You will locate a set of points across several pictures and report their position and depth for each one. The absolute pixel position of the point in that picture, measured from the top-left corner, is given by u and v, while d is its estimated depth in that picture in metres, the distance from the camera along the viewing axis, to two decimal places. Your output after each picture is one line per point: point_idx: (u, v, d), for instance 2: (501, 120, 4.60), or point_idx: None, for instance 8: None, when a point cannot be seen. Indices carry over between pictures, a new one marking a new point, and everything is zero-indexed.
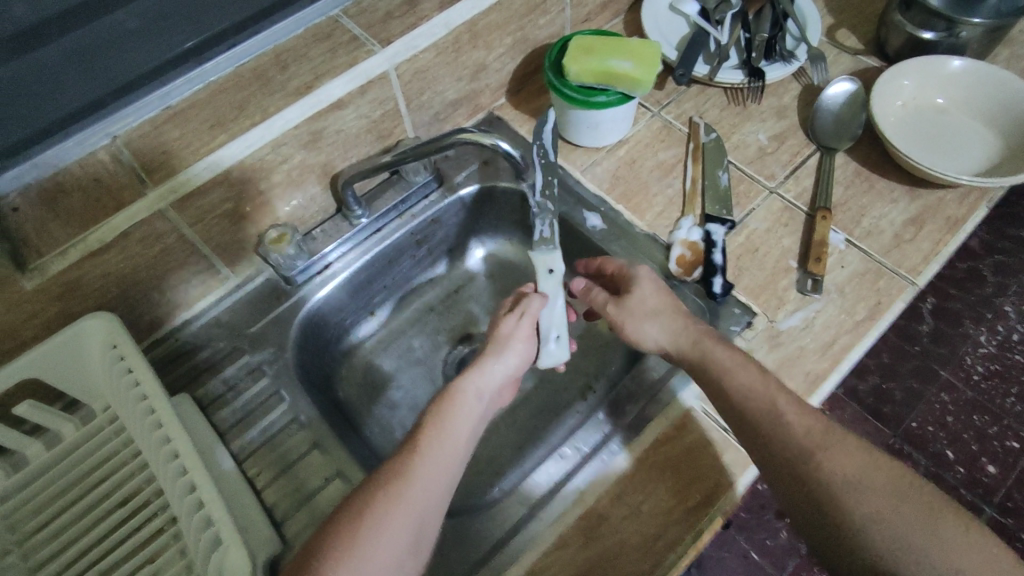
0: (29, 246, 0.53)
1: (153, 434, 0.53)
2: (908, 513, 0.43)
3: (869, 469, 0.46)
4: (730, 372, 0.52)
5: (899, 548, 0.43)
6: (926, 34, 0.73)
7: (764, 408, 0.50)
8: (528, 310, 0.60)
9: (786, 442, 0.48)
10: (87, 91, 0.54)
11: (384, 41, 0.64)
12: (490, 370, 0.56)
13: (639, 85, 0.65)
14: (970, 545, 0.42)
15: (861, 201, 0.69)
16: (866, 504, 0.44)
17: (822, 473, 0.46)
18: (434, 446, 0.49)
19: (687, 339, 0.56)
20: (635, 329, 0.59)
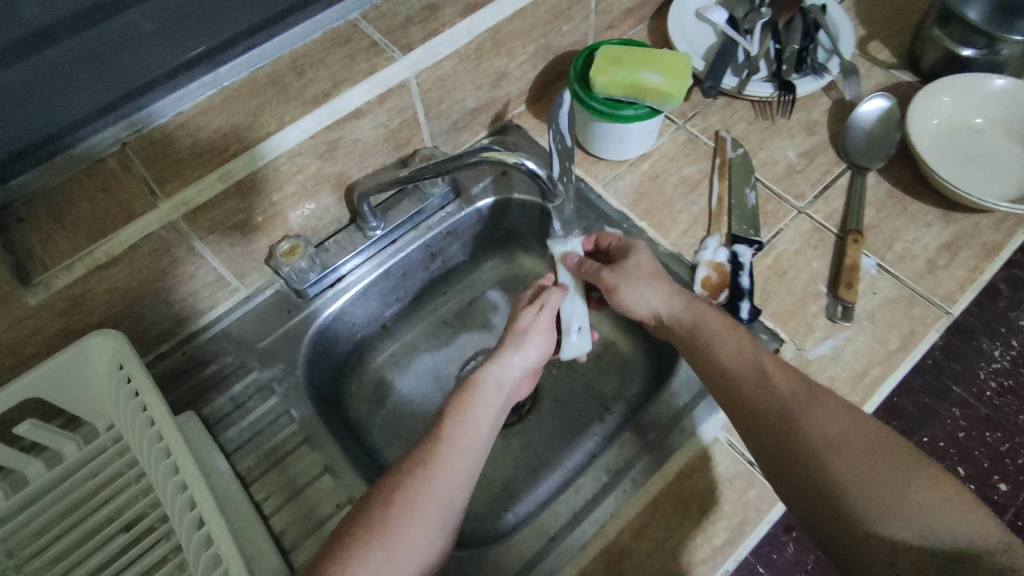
0: (35, 259, 0.51)
1: (160, 462, 0.50)
2: (883, 466, 0.43)
3: (846, 427, 0.46)
4: (717, 338, 0.53)
5: (874, 499, 0.43)
6: (965, 51, 0.71)
7: (749, 370, 0.51)
8: (548, 303, 0.60)
9: (768, 401, 0.49)
10: (97, 98, 0.51)
11: (405, 47, 0.61)
12: (509, 362, 0.56)
13: (668, 99, 0.63)
14: (945, 501, 0.42)
15: (893, 224, 0.67)
16: (843, 458, 0.44)
17: (802, 430, 0.46)
18: (456, 431, 0.50)
19: (682, 302, 0.56)
20: (633, 292, 0.58)
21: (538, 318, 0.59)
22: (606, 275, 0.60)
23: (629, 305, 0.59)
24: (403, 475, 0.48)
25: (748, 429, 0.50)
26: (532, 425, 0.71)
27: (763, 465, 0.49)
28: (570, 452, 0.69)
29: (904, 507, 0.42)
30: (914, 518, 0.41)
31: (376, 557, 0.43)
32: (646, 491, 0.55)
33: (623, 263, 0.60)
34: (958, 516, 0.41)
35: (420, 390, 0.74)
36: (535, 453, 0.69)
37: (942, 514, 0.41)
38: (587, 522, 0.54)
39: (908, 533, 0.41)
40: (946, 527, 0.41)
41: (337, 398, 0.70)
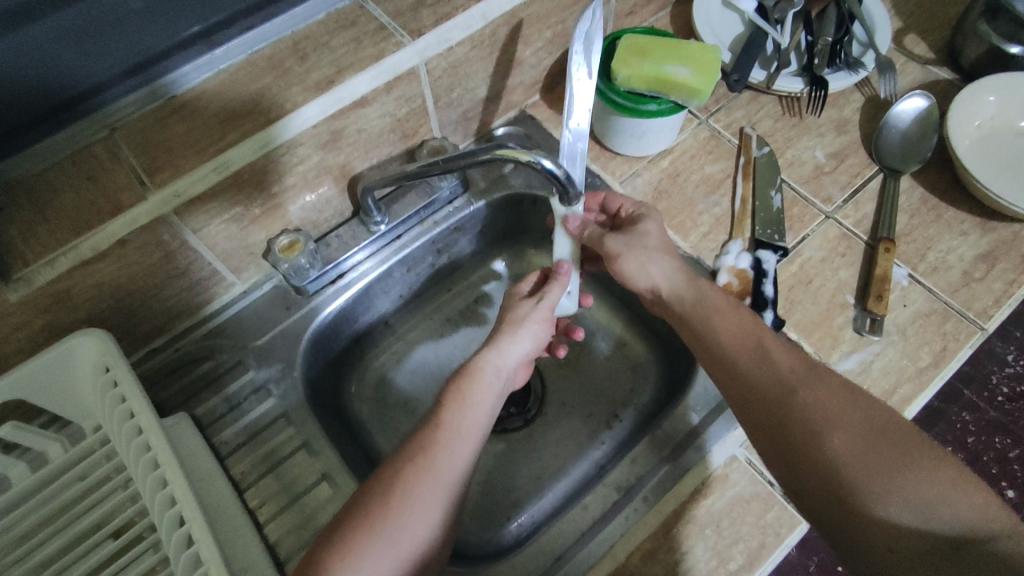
0: (14, 253, 0.47)
1: (148, 474, 0.47)
2: (884, 446, 0.41)
3: (847, 404, 0.43)
4: (716, 315, 0.51)
5: (873, 478, 0.40)
6: (1012, 48, 0.67)
7: (749, 346, 0.49)
8: (549, 297, 0.57)
9: (767, 377, 0.46)
10: (87, 77, 0.48)
11: (415, 32, 0.57)
12: (508, 349, 0.54)
13: (696, 95, 0.59)
14: (948, 483, 0.39)
15: (927, 231, 0.63)
16: (842, 436, 0.42)
17: (801, 406, 0.44)
18: (457, 415, 0.48)
19: (686, 279, 0.55)
20: (637, 262, 0.56)
21: (538, 310, 0.56)
22: (610, 241, 0.57)
23: (629, 275, 0.57)
24: (403, 460, 0.45)
25: (744, 406, 0.47)
26: (539, 431, 0.68)
27: (756, 444, 0.46)
28: (578, 460, 0.66)
29: (904, 486, 0.39)
30: (914, 498, 0.39)
31: (375, 547, 0.41)
32: (659, 510, 0.53)
33: (631, 231, 0.58)
34: (961, 499, 0.39)
35: (424, 391, 0.71)
36: (542, 460, 0.66)
37: (944, 495, 0.39)
38: (597, 540, 0.52)
39: (908, 514, 0.38)
40: (947, 508, 0.38)
41: (336, 398, 0.68)
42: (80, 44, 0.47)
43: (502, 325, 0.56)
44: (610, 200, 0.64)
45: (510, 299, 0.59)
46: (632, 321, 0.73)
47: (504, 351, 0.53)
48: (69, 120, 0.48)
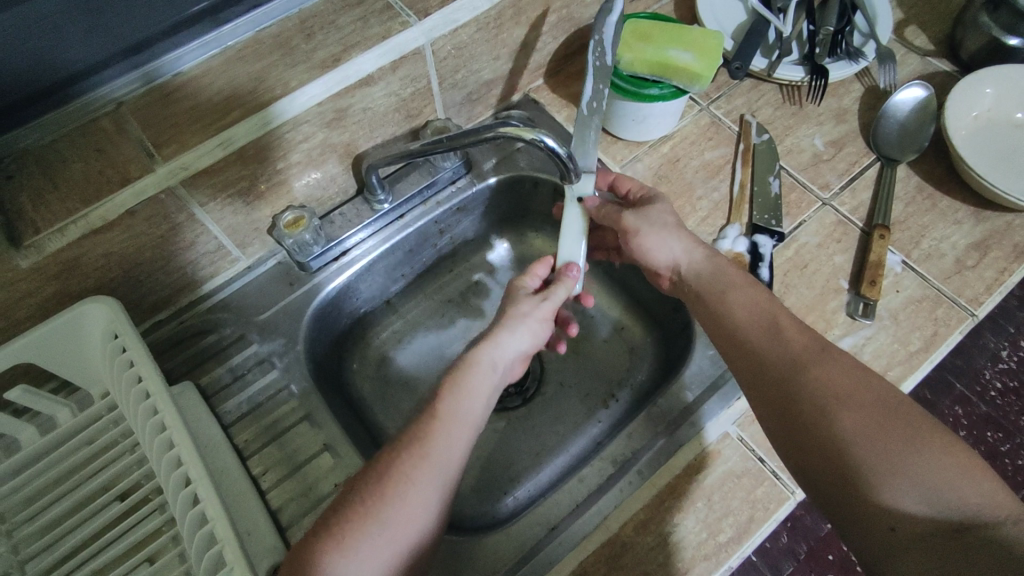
0: (25, 220, 0.48)
1: (156, 437, 0.48)
2: (892, 425, 0.40)
3: (859, 385, 0.43)
4: (732, 293, 0.52)
5: (877, 456, 0.40)
6: (1011, 40, 0.68)
7: (762, 325, 0.49)
8: (553, 297, 0.56)
9: (778, 354, 0.47)
10: (91, 54, 0.49)
11: (421, 12, 0.58)
12: (506, 342, 0.52)
13: (698, 80, 0.60)
14: (958, 467, 0.38)
15: (922, 219, 0.64)
16: (849, 412, 0.42)
17: (810, 383, 0.44)
18: (454, 403, 0.47)
19: (706, 256, 0.56)
20: (656, 238, 0.58)
21: (540, 307, 0.55)
22: (627, 219, 0.59)
23: (649, 251, 0.59)
24: (399, 450, 0.44)
25: (754, 383, 0.48)
26: (536, 410, 0.69)
27: (765, 418, 0.47)
28: (574, 438, 0.67)
29: (909, 466, 0.39)
30: (918, 479, 0.38)
31: (366, 530, 0.41)
32: (652, 484, 0.54)
33: (647, 208, 0.59)
34: (970, 483, 0.37)
35: (425, 369, 0.73)
36: (538, 437, 0.67)
37: (951, 479, 0.38)
38: (590, 512, 0.53)
39: (914, 495, 0.38)
40: (953, 491, 0.37)
41: (338, 374, 0.69)
42: (87, 19, 0.48)
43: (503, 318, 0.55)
44: (619, 180, 0.64)
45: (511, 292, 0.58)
46: (631, 305, 0.74)
47: (503, 348, 0.52)
48: (78, 92, 0.49)
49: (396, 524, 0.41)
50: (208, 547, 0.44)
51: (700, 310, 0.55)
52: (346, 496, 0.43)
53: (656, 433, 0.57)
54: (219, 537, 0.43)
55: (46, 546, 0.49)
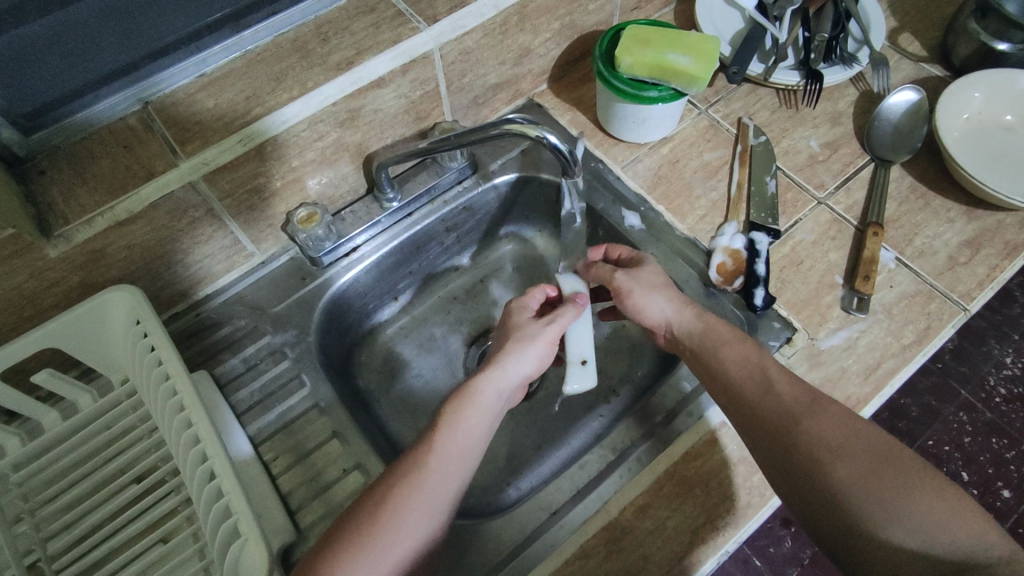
0: (55, 213, 0.51)
1: (175, 415, 0.51)
2: (886, 474, 0.42)
3: (850, 435, 0.44)
4: (725, 348, 0.53)
5: (877, 505, 0.41)
6: (1000, 45, 0.70)
7: (755, 377, 0.50)
8: (560, 318, 0.55)
9: (771, 406, 0.48)
10: (118, 56, 0.52)
11: (431, 19, 0.61)
12: (510, 368, 0.52)
13: (696, 82, 0.62)
14: (949, 510, 0.40)
15: (915, 218, 0.66)
16: (844, 463, 0.43)
17: (804, 436, 0.45)
18: (451, 436, 0.48)
19: (694, 314, 0.56)
20: (644, 298, 0.58)
21: (545, 329, 0.55)
22: (619, 278, 0.60)
23: (639, 310, 0.59)
24: (392, 485, 0.45)
25: (750, 435, 0.49)
26: (539, 403, 0.71)
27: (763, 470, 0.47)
28: (576, 431, 0.69)
29: (905, 512, 0.40)
30: (915, 524, 0.39)
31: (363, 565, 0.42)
32: (651, 470, 0.55)
33: (636, 271, 0.60)
34: (962, 524, 0.39)
35: (429, 364, 0.75)
36: (541, 430, 0.69)
37: (945, 521, 0.39)
38: (590, 498, 0.55)
39: (911, 540, 0.39)
40: (947, 534, 0.39)
41: (346, 367, 0.71)
42: (121, 22, 0.52)
43: (508, 341, 0.55)
44: (612, 250, 0.65)
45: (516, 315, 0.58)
46: None
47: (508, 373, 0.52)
48: (107, 92, 0.53)
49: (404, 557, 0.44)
50: (223, 519, 0.47)
51: (694, 362, 0.55)
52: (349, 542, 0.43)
53: (654, 423, 0.58)
54: (235, 509, 0.46)
55: (66, 525, 0.51)
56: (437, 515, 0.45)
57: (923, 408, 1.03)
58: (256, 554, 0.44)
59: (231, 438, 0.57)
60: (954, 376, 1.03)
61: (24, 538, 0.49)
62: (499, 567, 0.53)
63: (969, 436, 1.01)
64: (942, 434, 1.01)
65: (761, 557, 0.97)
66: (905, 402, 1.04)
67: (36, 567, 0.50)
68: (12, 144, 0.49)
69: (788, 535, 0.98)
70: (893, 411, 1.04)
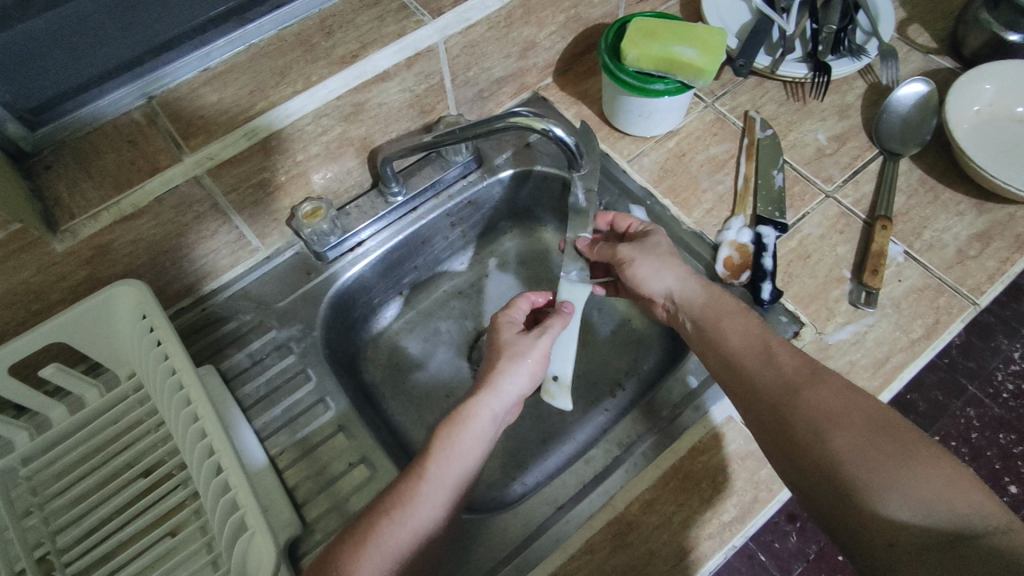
0: (61, 208, 0.51)
1: (181, 411, 0.51)
2: (884, 443, 0.41)
3: (849, 407, 0.43)
4: (727, 321, 0.53)
5: (874, 474, 0.40)
6: (1011, 36, 0.69)
7: (757, 351, 0.50)
8: (550, 329, 0.55)
9: (772, 377, 0.47)
10: (123, 50, 0.53)
11: (435, 12, 0.61)
12: (505, 389, 0.52)
13: (702, 75, 0.61)
14: (948, 480, 0.38)
15: (924, 211, 0.66)
16: (843, 432, 0.42)
17: (803, 407, 0.44)
18: (459, 432, 0.49)
19: (697, 284, 0.57)
20: (650, 267, 0.59)
21: (538, 345, 0.54)
22: (622, 249, 0.61)
23: (643, 279, 0.60)
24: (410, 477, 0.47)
25: (750, 408, 0.48)
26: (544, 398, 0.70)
27: (762, 443, 0.47)
28: (581, 426, 0.69)
29: (901, 482, 0.39)
30: (912, 495, 0.38)
31: (374, 548, 0.43)
32: (657, 465, 0.55)
33: (641, 242, 0.61)
34: (960, 496, 0.37)
35: (436, 357, 0.75)
36: (546, 424, 0.69)
37: (942, 491, 0.38)
38: (596, 493, 0.54)
39: (907, 510, 0.38)
40: (944, 503, 0.37)
41: (351, 361, 0.71)
42: (121, 16, 0.52)
43: (500, 359, 0.54)
44: (619, 219, 0.66)
45: (501, 326, 0.57)
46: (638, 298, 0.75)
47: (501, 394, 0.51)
48: (112, 86, 0.52)
49: (403, 536, 0.44)
50: (231, 513, 0.47)
51: (696, 337, 0.56)
52: (360, 528, 0.44)
53: (661, 417, 0.58)
54: (241, 502, 0.46)
55: (75, 519, 0.51)
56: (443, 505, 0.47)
57: (929, 404, 1.02)
58: (263, 548, 0.44)
59: (237, 432, 0.57)
60: (961, 371, 1.02)
61: (34, 531, 0.50)
62: (505, 561, 0.52)
63: (975, 431, 1.00)
64: (949, 429, 1.00)
65: (767, 552, 0.97)
66: (913, 397, 1.03)
67: (46, 559, 0.50)
68: (18, 139, 0.49)
69: (794, 530, 0.97)
70: (901, 406, 1.03)
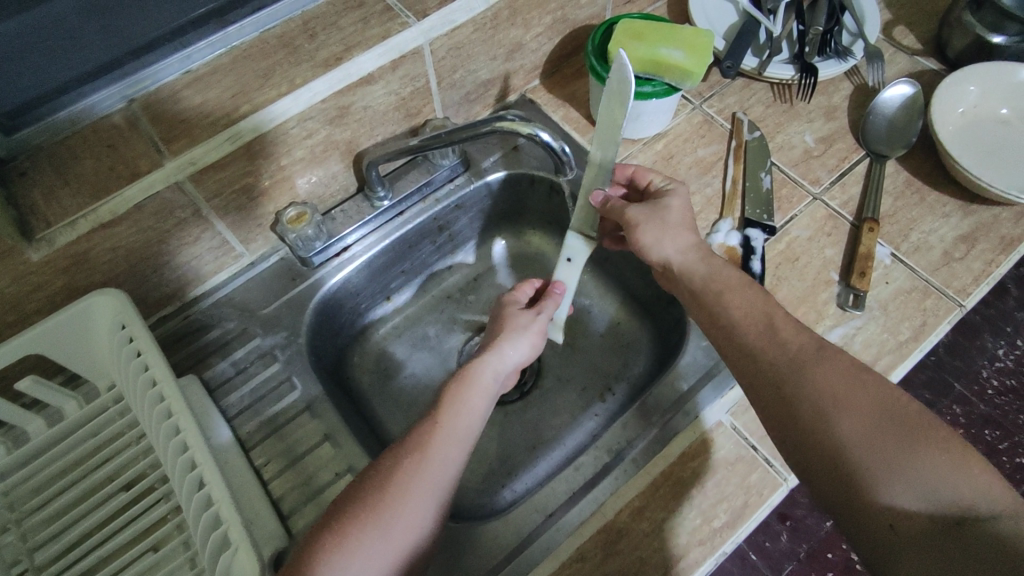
0: (36, 215, 0.49)
1: (162, 423, 0.50)
2: (891, 425, 0.40)
3: (855, 386, 0.42)
4: (729, 292, 0.51)
5: (880, 459, 0.39)
6: (995, 38, 0.70)
7: (760, 326, 0.48)
8: (544, 310, 0.60)
9: (775, 354, 0.46)
10: (102, 53, 0.51)
11: (419, 14, 0.60)
12: (506, 355, 0.55)
13: (689, 76, 0.61)
14: (956, 464, 0.38)
15: (911, 213, 0.66)
16: (849, 414, 0.41)
17: (808, 386, 0.43)
18: (453, 416, 0.49)
19: (699, 257, 0.53)
20: (655, 234, 0.55)
21: (536, 320, 0.59)
22: (633, 211, 0.56)
23: (645, 246, 0.56)
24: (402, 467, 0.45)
25: (751, 384, 0.47)
26: (534, 403, 0.70)
27: (763, 421, 0.46)
28: (571, 431, 0.68)
29: (909, 467, 0.38)
30: (919, 480, 0.38)
31: (368, 541, 0.42)
32: (647, 471, 0.55)
33: (654, 206, 0.56)
34: (967, 480, 0.37)
35: (424, 361, 0.74)
36: (536, 430, 0.68)
37: (949, 476, 0.37)
38: (587, 500, 0.54)
39: (913, 496, 0.37)
40: (951, 489, 0.37)
41: (339, 370, 0.70)
42: (101, 20, 0.51)
43: (501, 331, 0.58)
44: (642, 176, 0.63)
45: (504, 307, 0.62)
46: (627, 300, 0.75)
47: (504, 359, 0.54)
48: (90, 90, 0.51)
49: (397, 527, 0.43)
50: (214, 529, 0.46)
51: (696, 307, 0.53)
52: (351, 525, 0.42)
53: (652, 423, 0.57)
54: (223, 518, 0.45)
55: (53, 535, 0.50)
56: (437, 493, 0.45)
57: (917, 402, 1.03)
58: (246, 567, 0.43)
59: (220, 444, 0.56)
60: (947, 369, 1.03)
61: (11, 548, 0.49)
62: (494, 570, 0.52)
63: (962, 428, 1.01)
64: None
65: (758, 553, 0.96)
66: None
67: None
68: None
69: (785, 530, 0.98)
70: None
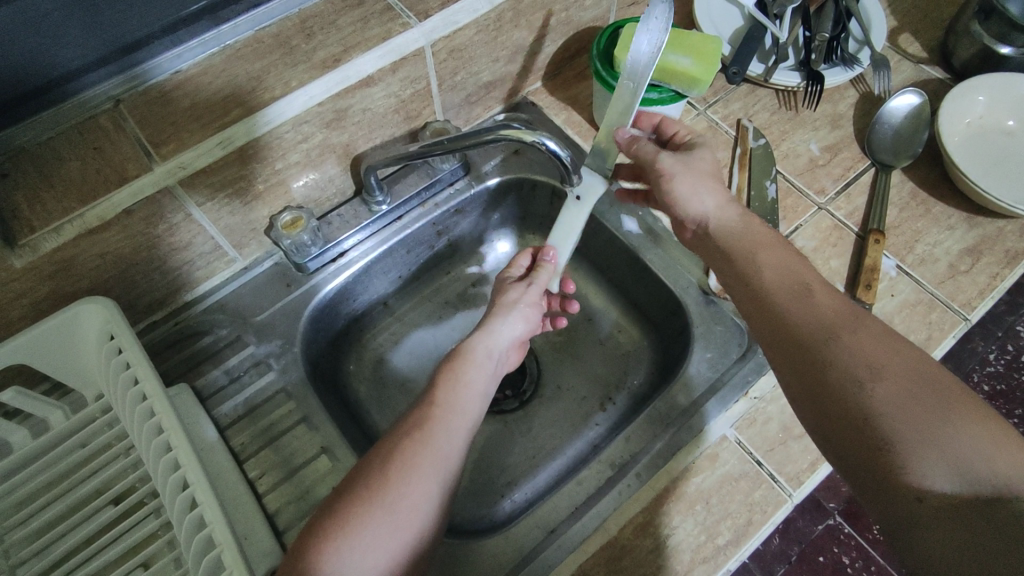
0: (19, 219, 0.47)
1: (152, 440, 0.48)
2: (925, 394, 0.39)
3: (889, 354, 0.41)
4: (760, 253, 0.50)
5: (912, 428, 0.38)
6: (1002, 48, 0.69)
7: (792, 288, 0.47)
8: (538, 280, 0.58)
9: (807, 317, 0.45)
10: (88, 50, 0.48)
11: (421, 14, 0.58)
12: (499, 330, 0.54)
13: (696, 84, 0.60)
14: (990, 440, 0.36)
15: (916, 224, 0.65)
16: (882, 381, 0.40)
17: (841, 350, 0.42)
18: (456, 394, 0.49)
19: (733, 212, 0.53)
20: (690, 185, 0.54)
21: (528, 293, 0.58)
22: (664, 158, 0.55)
23: (679, 199, 0.55)
24: (408, 448, 0.44)
25: (778, 348, 0.46)
26: (534, 413, 0.69)
27: (787, 386, 0.45)
28: (572, 441, 0.67)
29: (942, 439, 0.37)
30: (952, 452, 0.36)
31: (375, 520, 0.40)
32: (651, 486, 0.54)
33: (686, 157, 0.56)
34: (1002, 454, 0.36)
35: (422, 369, 0.72)
36: (536, 440, 0.67)
37: (984, 449, 0.36)
38: (589, 516, 0.53)
39: (944, 467, 0.36)
40: (984, 463, 0.35)
41: (336, 378, 0.68)
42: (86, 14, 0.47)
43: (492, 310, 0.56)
44: (666, 126, 0.61)
45: (500, 283, 0.61)
46: (629, 308, 0.74)
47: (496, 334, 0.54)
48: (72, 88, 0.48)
49: (406, 506, 0.42)
50: (206, 552, 0.44)
51: (724, 267, 0.52)
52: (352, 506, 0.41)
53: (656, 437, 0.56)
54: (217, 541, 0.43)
55: (37, 551, 0.48)
56: (442, 476, 0.44)
57: None
58: None
59: (212, 456, 0.54)
60: None
61: None
62: None
63: None
64: None
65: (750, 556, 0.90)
66: None
67: None
68: None
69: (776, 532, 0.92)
70: None
